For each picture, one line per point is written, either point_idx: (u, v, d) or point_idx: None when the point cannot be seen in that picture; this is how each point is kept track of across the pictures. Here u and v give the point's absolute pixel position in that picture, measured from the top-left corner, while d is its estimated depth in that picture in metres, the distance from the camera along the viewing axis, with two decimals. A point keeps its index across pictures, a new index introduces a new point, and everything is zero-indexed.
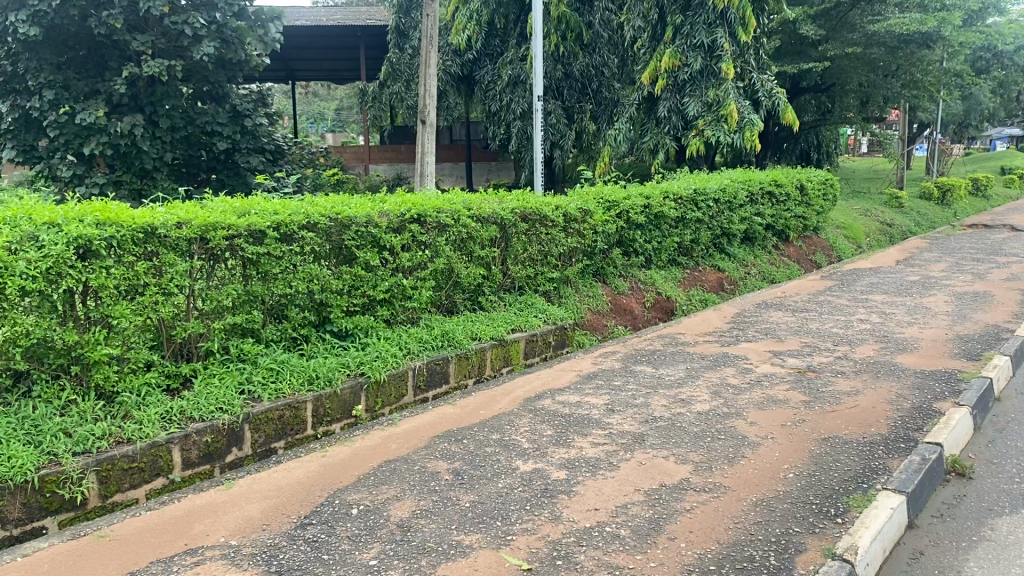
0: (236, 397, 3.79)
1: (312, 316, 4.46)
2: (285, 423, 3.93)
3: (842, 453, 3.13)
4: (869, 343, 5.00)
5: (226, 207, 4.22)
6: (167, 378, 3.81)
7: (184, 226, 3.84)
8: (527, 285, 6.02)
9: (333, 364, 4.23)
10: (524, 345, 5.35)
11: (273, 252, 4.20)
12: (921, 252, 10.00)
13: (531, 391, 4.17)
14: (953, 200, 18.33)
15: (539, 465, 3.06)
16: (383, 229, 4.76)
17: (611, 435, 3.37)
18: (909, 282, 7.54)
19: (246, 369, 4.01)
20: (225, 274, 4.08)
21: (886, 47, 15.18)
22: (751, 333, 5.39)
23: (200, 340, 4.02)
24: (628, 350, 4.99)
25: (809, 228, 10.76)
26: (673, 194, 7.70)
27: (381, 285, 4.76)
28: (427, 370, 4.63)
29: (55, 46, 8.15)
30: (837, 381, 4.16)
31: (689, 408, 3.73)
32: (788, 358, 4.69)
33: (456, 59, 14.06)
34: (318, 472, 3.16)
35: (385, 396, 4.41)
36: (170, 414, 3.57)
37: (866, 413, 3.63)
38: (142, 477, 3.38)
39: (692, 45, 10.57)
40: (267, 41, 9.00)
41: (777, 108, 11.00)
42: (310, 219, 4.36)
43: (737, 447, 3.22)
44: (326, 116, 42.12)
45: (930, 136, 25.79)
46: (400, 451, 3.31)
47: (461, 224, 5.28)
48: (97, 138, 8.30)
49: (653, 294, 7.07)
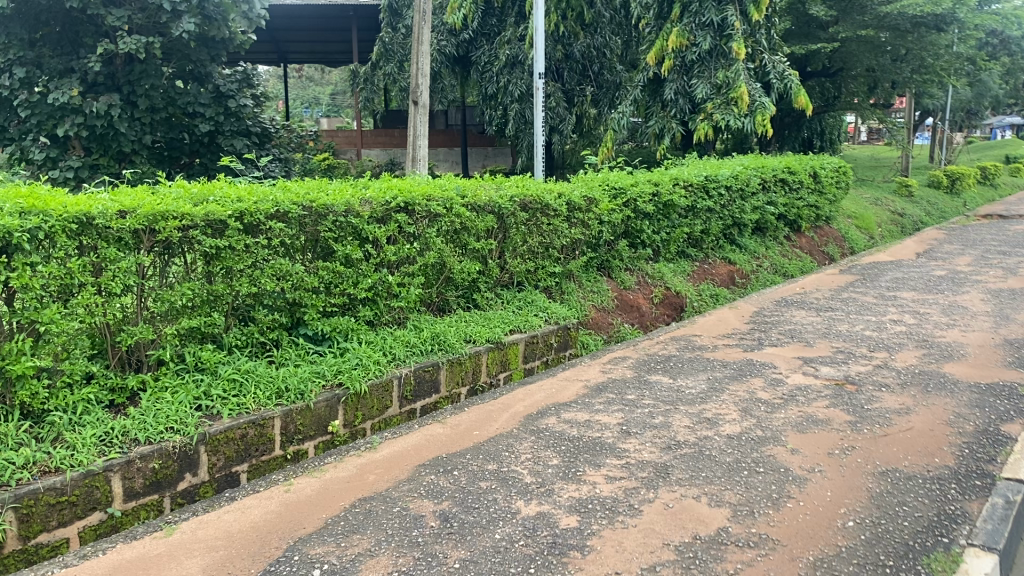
0: (190, 414, 3.27)
1: (284, 318, 3.93)
2: (249, 443, 3.41)
3: (907, 495, 2.61)
4: (909, 349, 4.46)
5: (182, 193, 3.66)
6: (110, 393, 3.28)
7: (129, 216, 3.28)
8: (526, 280, 5.50)
9: (305, 374, 3.70)
10: (524, 348, 4.82)
11: (236, 246, 3.64)
12: (941, 244, 9.48)
13: (531, 405, 3.64)
14: (962, 188, 17.80)
15: (544, 509, 2.53)
16: (365, 219, 4.21)
17: (629, 467, 2.84)
18: (936, 276, 7.01)
19: (203, 381, 3.47)
20: (181, 271, 3.54)
21: (895, 31, 14.89)
22: (775, 336, 4.86)
23: (151, 348, 3.47)
24: (639, 356, 4.46)
25: (821, 218, 10.21)
26: (684, 180, 7.18)
27: (363, 282, 4.22)
28: (414, 379, 4.11)
29: (26, 21, 7.54)
30: (883, 397, 3.62)
31: (717, 431, 3.20)
32: (821, 367, 4.15)
33: (451, 39, 13.32)
34: (279, 512, 2.63)
35: (366, 409, 3.89)
36: (110, 437, 3.06)
37: (924, 438, 3.11)
38: (73, 513, 2.88)
39: (701, 23, 10.00)
40: (252, 17, 8.37)
41: (789, 90, 10.38)
42: (280, 208, 3.81)
43: (780, 485, 2.69)
44: (322, 100, 41.45)
45: (936, 124, 25.30)
46: (379, 486, 2.79)
47: (454, 213, 4.74)
48: (71, 119, 7.73)
49: (661, 288, 6.53)
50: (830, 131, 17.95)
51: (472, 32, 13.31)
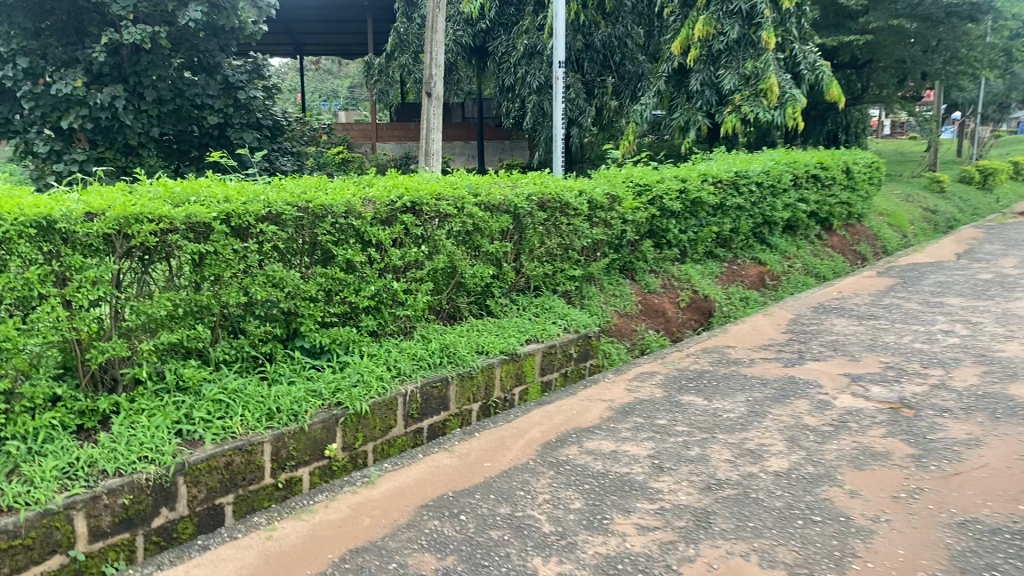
0: (168, 440, 2.92)
1: (279, 330, 3.57)
2: (235, 471, 3.05)
3: (994, 555, 2.21)
4: (967, 366, 4.03)
5: (162, 192, 3.30)
6: (78, 417, 2.92)
7: (97, 218, 2.92)
8: (543, 284, 5.11)
9: (299, 393, 3.33)
10: (541, 359, 4.43)
11: (224, 251, 3.28)
12: (981, 243, 8.99)
13: (550, 430, 3.26)
14: (994, 184, 17.21)
15: (565, 570, 2.15)
16: (367, 220, 3.84)
17: (663, 514, 2.46)
18: (981, 280, 6.56)
19: (184, 403, 3.12)
20: (163, 278, 3.19)
21: (927, 21, 14.36)
22: (817, 348, 4.46)
23: (126, 365, 3.12)
24: (669, 372, 4.07)
25: (853, 215, 9.74)
26: (712, 176, 6.76)
27: (366, 289, 3.86)
28: (421, 396, 3.73)
29: (30, 10, 7.21)
30: (947, 425, 3.21)
31: (762, 467, 2.81)
32: (871, 387, 3.74)
33: (467, 29, 12.93)
34: (258, 567, 2.27)
35: (367, 430, 3.51)
36: (74, 469, 2.71)
37: (1002, 478, 2.70)
38: (30, 558, 2.53)
39: (728, 11, 9.56)
40: (262, 7, 8.06)
41: (821, 82, 9.90)
42: (272, 209, 3.44)
43: (842, 540, 2.30)
44: (340, 92, 41.00)
45: (965, 118, 24.65)
46: (375, 533, 2.42)
47: (466, 213, 4.36)
48: (76, 111, 7.39)
49: (688, 292, 6.13)
50: (858, 125, 17.40)
51: (489, 21, 12.90)
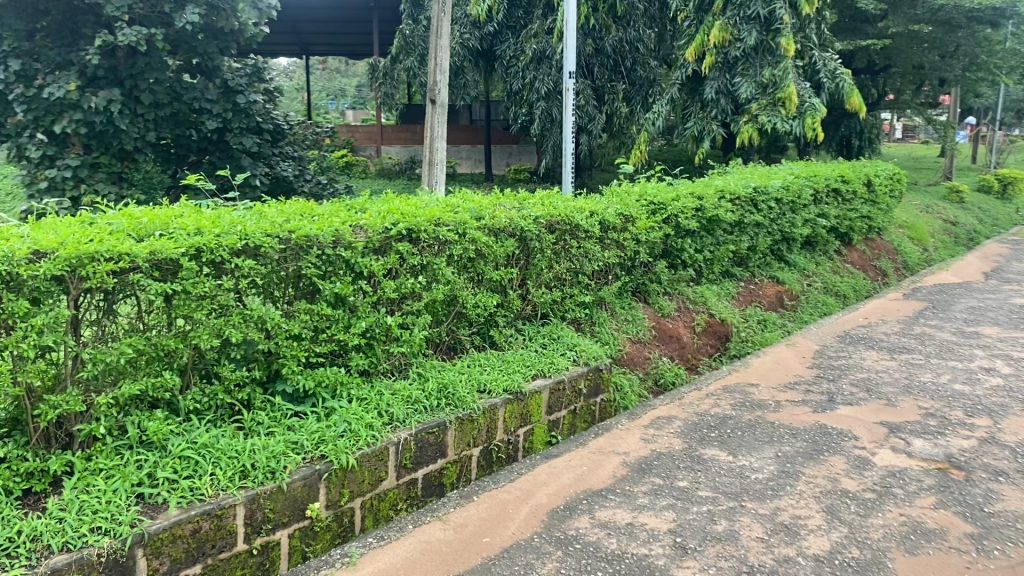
0: (127, 507, 2.57)
1: (257, 373, 3.23)
2: (203, 538, 2.69)
3: None
4: (1016, 415, 3.66)
5: (127, 225, 2.98)
6: (25, 479, 2.60)
7: (46, 257, 2.58)
8: (552, 311, 4.74)
9: (277, 446, 2.98)
10: (548, 397, 4.06)
11: (194, 290, 2.94)
12: (1008, 262, 8.61)
13: (557, 495, 2.92)
14: (1014, 193, 16.79)
15: None
16: (358, 250, 3.50)
17: None
18: (1015, 305, 6.18)
19: (147, 461, 2.76)
20: (126, 320, 2.85)
21: (947, 25, 13.95)
22: (848, 389, 4.09)
23: (83, 420, 2.79)
24: (689, 417, 3.72)
25: (873, 229, 9.35)
26: (729, 192, 6.38)
27: (357, 325, 3.51)
28: (415, 444, 3.37)
29: (21, 10, 6.85)
30: (1004, 493, 2.85)
31: (800, 550, 2.46)
32: (913, 440, 3.37)
33: (474, 32, 12.62)
34: None
35: (355, 485, 3.16)
36: (14, 545, 2.37)
37: None
38: None
39: (746, 16, 9.19)
40: (263, 8, 7.74)
41: (841, 90, 9.52)
42: (249, 242, 3.10)
43: None
44: (347, 90, 40.64)
45: (981, 124, 24.17)
46: None
47: (468, 239, 4.02)
48: (70, 115, 7.00)
49: (704, 315, 5.77)
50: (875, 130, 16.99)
51: (497, 24, 12.55)
